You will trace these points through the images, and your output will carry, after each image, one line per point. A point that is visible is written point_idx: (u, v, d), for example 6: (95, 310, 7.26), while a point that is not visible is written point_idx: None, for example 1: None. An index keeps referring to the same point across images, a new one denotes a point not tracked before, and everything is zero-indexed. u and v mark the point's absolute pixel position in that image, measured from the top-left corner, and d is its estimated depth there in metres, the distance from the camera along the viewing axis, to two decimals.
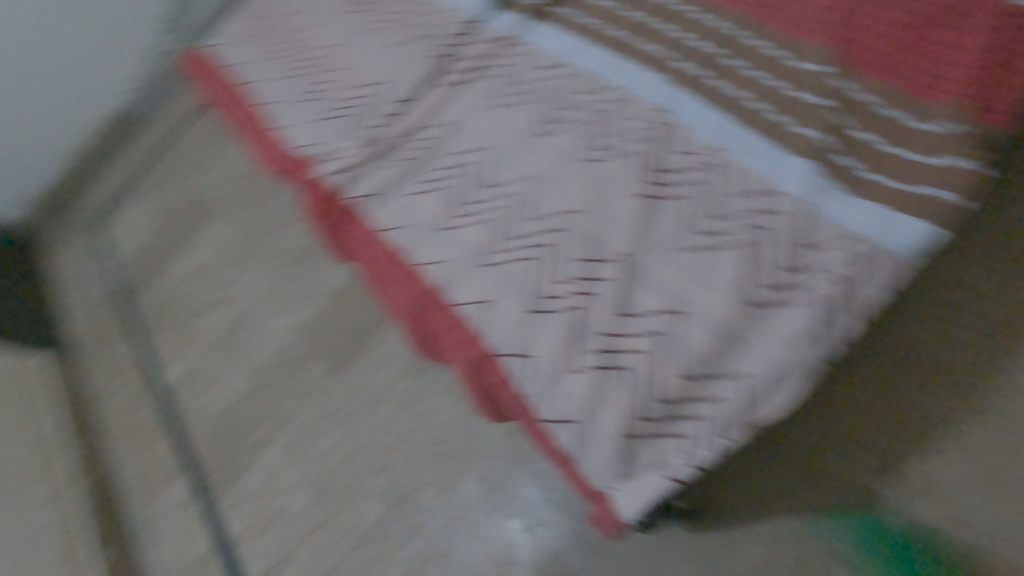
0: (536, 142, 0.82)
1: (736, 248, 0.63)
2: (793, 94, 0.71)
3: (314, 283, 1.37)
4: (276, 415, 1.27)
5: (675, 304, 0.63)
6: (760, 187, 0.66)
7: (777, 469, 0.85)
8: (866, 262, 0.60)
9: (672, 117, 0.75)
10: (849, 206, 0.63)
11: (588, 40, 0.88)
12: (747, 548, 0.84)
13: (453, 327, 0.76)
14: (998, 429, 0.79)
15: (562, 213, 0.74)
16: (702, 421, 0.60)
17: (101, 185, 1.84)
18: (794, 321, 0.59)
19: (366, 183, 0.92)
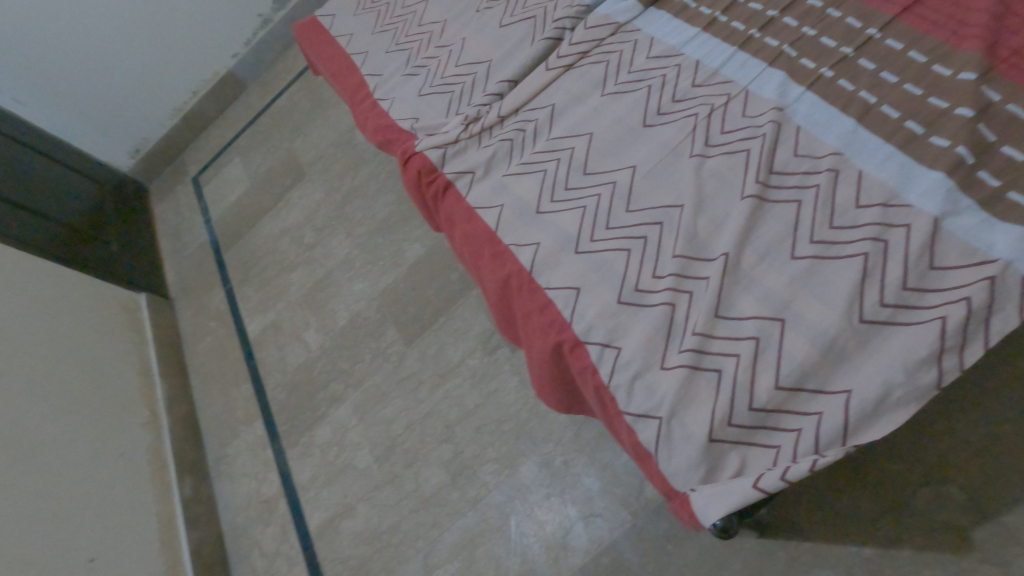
0: (642, 133, 0.81)
1: (852, 259, 0.60)
2: (931, 101, 0.65)
3: (396, 253, 1.43)
4: (348, 376, 1.33)
5: (778, 310, 0.61)
6: (884, 197, 0.62)
7: (857, 495, 0.82)
8: (1007, 286, 0.54)
9: (789, 117, 0.72)
10: (990, 227, 0.57)
11: (704, 31, 0.85)
12: (816, 573, 0.81)
13: (539, 309, 0.76)
14: None
15: (664, 207, 0.73)
16: (795, 433, 0.57)
17: (210, 143, 1.99)
18: (913, 340, 0.55)
19: (463, 160, 0.94)
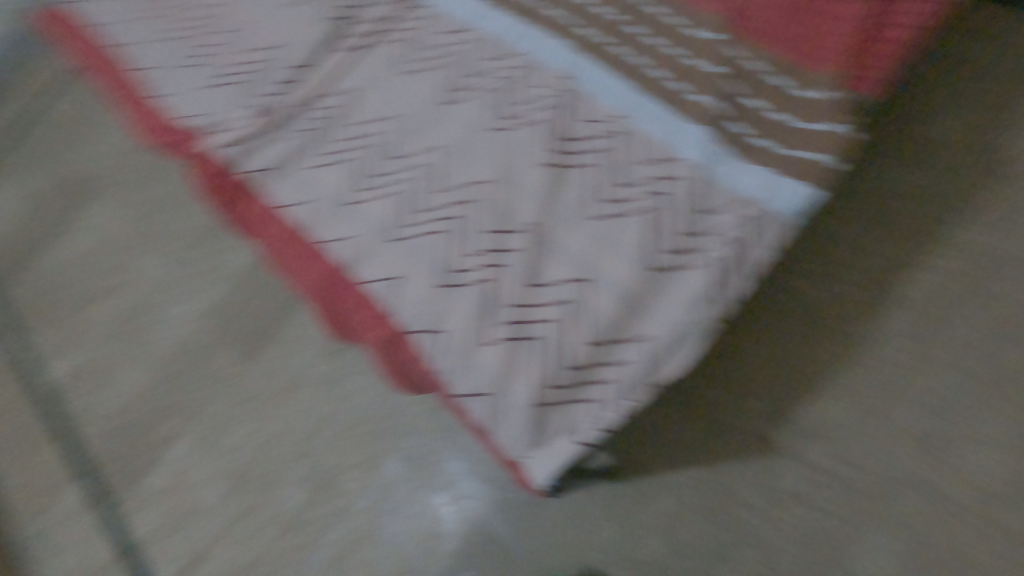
0: (443, 111, 0.79)
1: (639, 215, 0.65)
2: (689, 62, 0.71)
3: (217, 267, 1.29)
4: (178, 411, 1.19)
5: (583, 272, 0.64)
6: (660, 155, 0.67)
7: (687, 425, 0.89)
8: (756, 225, 0.63)
9: (575, 85, 0.75)
10: (742, 172, 0.65)
11: (493, 6, 0.86)
12: (662, 503, 0.87)
13: (361, 304, 0.74)
14: (871, 372, 0.86)
15: (470, 184, 0.72)
16: (609, 384, 0.61)
17: None
18: (692, 283, 0.62)
19: (261, 157, 0.86)
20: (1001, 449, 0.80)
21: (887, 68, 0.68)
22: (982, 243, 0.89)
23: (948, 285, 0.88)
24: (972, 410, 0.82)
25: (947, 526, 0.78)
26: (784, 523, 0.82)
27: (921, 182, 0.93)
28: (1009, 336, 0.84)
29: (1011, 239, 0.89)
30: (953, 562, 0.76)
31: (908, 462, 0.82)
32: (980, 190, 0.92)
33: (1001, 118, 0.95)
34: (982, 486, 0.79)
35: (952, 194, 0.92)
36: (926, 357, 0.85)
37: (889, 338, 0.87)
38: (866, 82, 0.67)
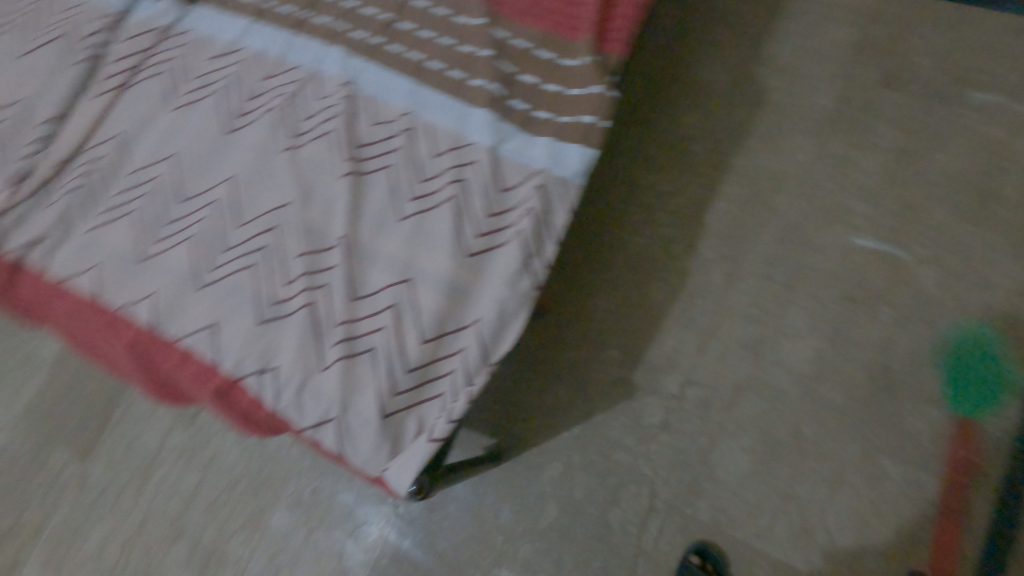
0: (230, 140, 0.75)
1: (444, 205, 0.66)
2: (462, 49, 0.73)
3: (25, 362, 1.12)
4: (12, 536, 1.02)
5: (403, 272, 0.64)
6: (452, 142, 0.69)
7: (555, 390, 0.94)
8: (552, 190, 0.65)
9: (358, 89, 0.74)
10: (530, 144, 0.68)
11: (258, 22, 0.82)
12: (549, 468, 0.91)
13: (181, 364, 0.67)
14: (698, 299, 0.94)
15: (273, 210, 0.70)
16: (452, 375, 0.62)
17: None
18: (507, 258, 0.63)
19: (27, 229, 0.75)
20: (813, 337, 0.90)
21: (633, 26, 0.71)
22: (761, 162, 0.99)
23: (741, 205, 0.97)
24: (783, 309, 0.92)
25: (785, 415, 0.88)
26: (656, 453, 0.89)
27: (698, 121, 1.02)
28: (800, 237, 0.94)
29: (783, 152, 0.99)
30: (797, 444, 0.86)
31: (743, 369, 0.90)
32: (754, 113, 1.01)
33: (751, 49, 1.04)
34: (804, 372, 0.89)
35: (732, 123, 1.01)
36: (737, 273, 0.95)
37: (705, 264, 0.96)
38: (611, 43, 0.70)
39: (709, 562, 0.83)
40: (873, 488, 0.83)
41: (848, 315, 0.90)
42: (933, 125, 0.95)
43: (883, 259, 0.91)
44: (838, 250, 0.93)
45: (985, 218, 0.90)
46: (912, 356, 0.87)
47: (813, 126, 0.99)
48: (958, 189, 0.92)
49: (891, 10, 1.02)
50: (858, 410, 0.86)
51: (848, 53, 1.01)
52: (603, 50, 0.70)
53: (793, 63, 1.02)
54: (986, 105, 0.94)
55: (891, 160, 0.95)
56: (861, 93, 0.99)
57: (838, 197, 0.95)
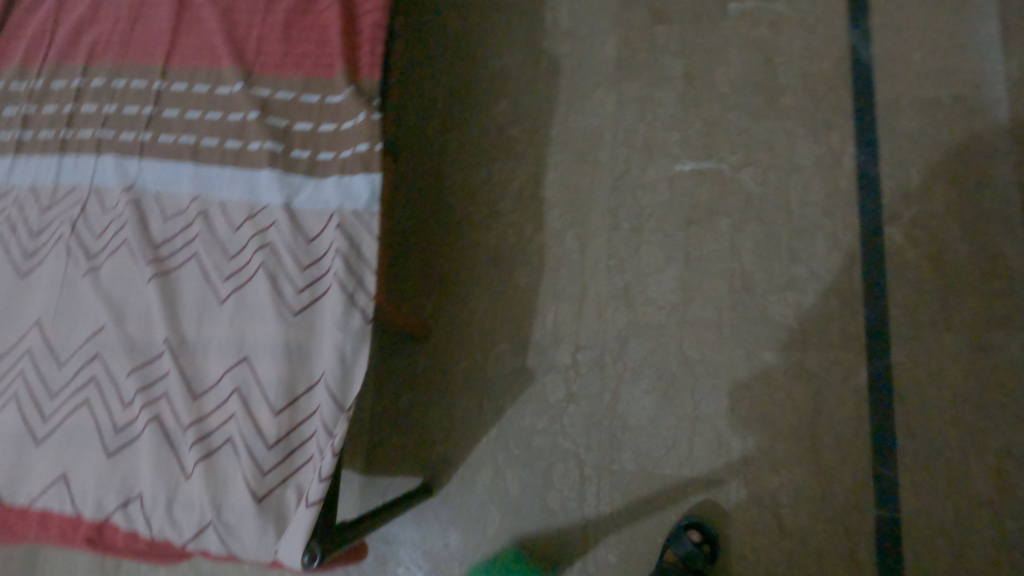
0: (27, 284, 0.71)
1: (257, 274, 0.65)
2: (231, 117, 0.72)
3: None
4: None
5: (236, 354, 0.63)
6: (247, 211, 0.68)
7: (461, 402, 0.95)
8: (354, 224, 0.65)
9: (142, 190, 0.72)
10: (322, 187, 0.68)
11: (21, 155, 0.77)
12: (479, 477, 0.92)
13: (41, 527, 0.63)
14: (561, 269, 0.97)
15: (91, 338, 0.67)
16: (316, 434, 0.61)
17: None
18: (331, 303, 0.63)
19: None
20: (671, 267, 0.95)
21: (381, 45, 0.71)
22: (575, 125, 1.03)
23: (571, 170, 1.01)
24: (638, 251, 0.96)
25: (670, 346, 0.92)
26: (570, 425, 0.92)
27: (507, 106, 1.05)
28: (631, 181, 0.99)
29: (590, 110, 1.03)
30: (688, 369, 0.91)
31: (621, 318, 0.94)
32: (554, 83, 1.05)
33: (532, 25, 1.08)
34: (673, 301, 0.94)
35: (538, 98, 1.05)
36: (588, 234, 0.98)
37: (557, 236, 0.99)
38: (364, 68, 0.71)
39: (706, 538, 0.83)
40: (764, 382, 0.89)
41: (693, 237, 0.96)
42: (707, 44, 1.02)
43: (706, 175, 0.97)
44: (667, 182, 0.98)
45: (776, 111, 0.98)
46: (758, 253, 0.93)
47: (609, 78, 1.04)
48: (747, 92, 0.99)
49: None
50: (730, 318, 0.92)
51: (616, 3, 1.06)
52: (358, 76, 0.70)
53: (572, 27, 1.07)
54: (745, 12, 1.02)
55: (683, 87, 1.01)
56: (639, 36, 1.04)
57: (651, 134, 1.00)
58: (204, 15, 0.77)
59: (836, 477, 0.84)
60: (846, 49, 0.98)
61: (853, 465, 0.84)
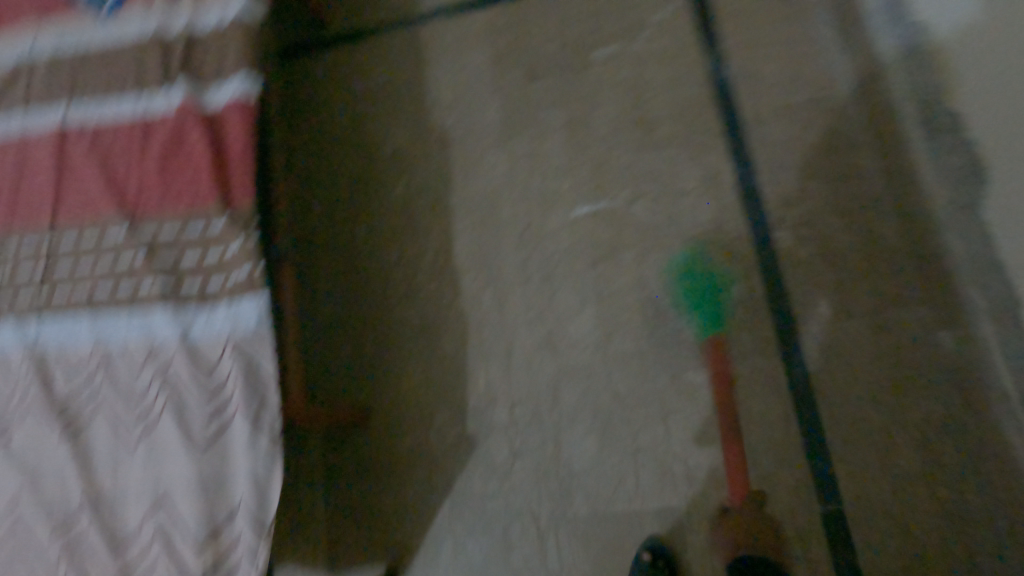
0: None
1: (163, 415, 0.66)
2: (118, 261, 0.73)
3: None
4: None
5: (152, 498, 0.64)
6: (146, 353, 0.69)
7: (411, 480, 0.96)
8: (249, 348, 0.67)
9: (44, 349, 0.73)
10: (215, 316, 0.69)
11: None
12: (440, 552, 0.94)
13: None
14: (484, 330, 1.00)
15: (11, 509, 0.67)
16: (242, 563, 0.63)
17: None
18: (237, 430, 0.65)
19: None
20: (586, 308, 0.98)
21: (251, 171, 0.74)
22: (473, 190, 1.07)
23: (477, 233, 1.05)
24: (553, 299, 1.00)
25: (600, 384, 0.95)
26: (519, 481, 0.93)
27: (406, 184, 1.09)
28: (534, 233, 1.03)
29: (485, 174, 1.08)
30: (621, 403, 0.93)
31: (549, 367, 0.97)
32: (447, 155, 1.10)
33: (418, 105, 1.13)
34: (595, 340, 0.97)
35: (434, 172, 1.09)
36: (504, 291, 1.02)
37: (474, 299, 1.02)
38: (237, 193, 0.73)
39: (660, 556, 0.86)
40: (693, 402, 0.92)
41: (601, 275, 0.99)
42: (581, 91, 1.08)
43: (603, 214, 1.02)
44: (568, 227, 1.02)
45: (655, 142, 1.03)
46: (664, 278, 0.97)
47: (497, 140, 1.09)
48: (625, 129, 1.04)
49: (505, 18, 1.14)
50: (650, 346, 0.95)
51: (491, 69, 1.12)
52: (231, 202, 0.73)
53: (455, 99, 1.12)
54: (609, 55, 1.08)
55: (567, 135, 1.06)
56: (517, 95, 1.10)
57: (545, 184, 1.05)
58: (82, 166, 0.79)
59: (776, 481, 0.87)
60: (707, 73, 1.04)
61: (790, 466, 0.87)
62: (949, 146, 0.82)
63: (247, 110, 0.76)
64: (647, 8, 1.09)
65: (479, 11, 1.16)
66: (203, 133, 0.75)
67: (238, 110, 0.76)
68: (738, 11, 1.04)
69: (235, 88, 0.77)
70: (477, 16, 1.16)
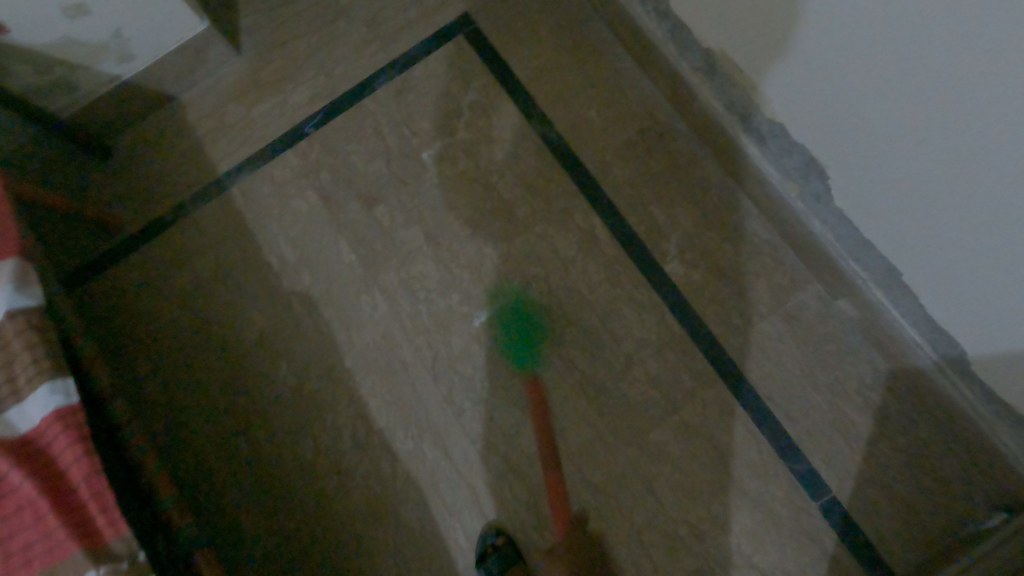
0: None
1: None
2: None
3: None
4: None
5: None
6: None
7: None
8: None
9: None
10: None
11: None
12: None
13: None
14: (440, 482, 0.93)
15: None
16: None
17: None
18: None
19: None
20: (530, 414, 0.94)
21: (106, 494, 0.60)
22: (363, 343, 0.98)
23: (387, 386, 0.96)
24: (494, 419, 0.94)
25: (575, 483, 0.92)
26: None
27: (288, 365, 0.97)
28: (446, 361, 0.97)
29: (367, 321, 0.99)
30: (603, 492, 0.91)
31: (521, 489, 0.92)
32: (320, 318, 0.99)
33: (262, 276, 1.01)
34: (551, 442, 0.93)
35: (313, 341, 0.98)
36: (442, 433, 0.94)
37: (416, 455, 0.94)
38: (103, 530, 0.59)
39: None
40: (667, 459, 0.91)
41: (529, 375, 0.95)
42: (427, 199, 1.02)
43: (503, 314, 0.98)
44: (476, 341, 0.97)
45: (520, 223, 1.00)
46: (588, 352, 0.95)
47: (364, 281, 1.00)
48: (487, 222, 1.01)
49: (316, 153, 1.05)
50: (605, 423, 0.93)
51: (325, 210, 1.03)
52: (100, 542, 0.59)
53: (300, 256, 1.02)
54: (439, 155, 1.04)
55: (433, 249, 1.00)
56: (364, 227, 1.02)
57: (435, 307, 0.99)
58: None
59: (768, 497, 0.89)
60: (537, 139, 1.03)
61: (773, 478, 0.89)
62: (780, 151, 0.85)
63: (73, 422, 0.63)
64: (454, 95, 1.06)
65: (285, 155, 1.06)
66: (23, 470, 0.60)
67: (57, 429, 0.62)
68: (540, 72, 1.05)
69: (44, 399, 0.63)
70: (285, 161, 1.05)
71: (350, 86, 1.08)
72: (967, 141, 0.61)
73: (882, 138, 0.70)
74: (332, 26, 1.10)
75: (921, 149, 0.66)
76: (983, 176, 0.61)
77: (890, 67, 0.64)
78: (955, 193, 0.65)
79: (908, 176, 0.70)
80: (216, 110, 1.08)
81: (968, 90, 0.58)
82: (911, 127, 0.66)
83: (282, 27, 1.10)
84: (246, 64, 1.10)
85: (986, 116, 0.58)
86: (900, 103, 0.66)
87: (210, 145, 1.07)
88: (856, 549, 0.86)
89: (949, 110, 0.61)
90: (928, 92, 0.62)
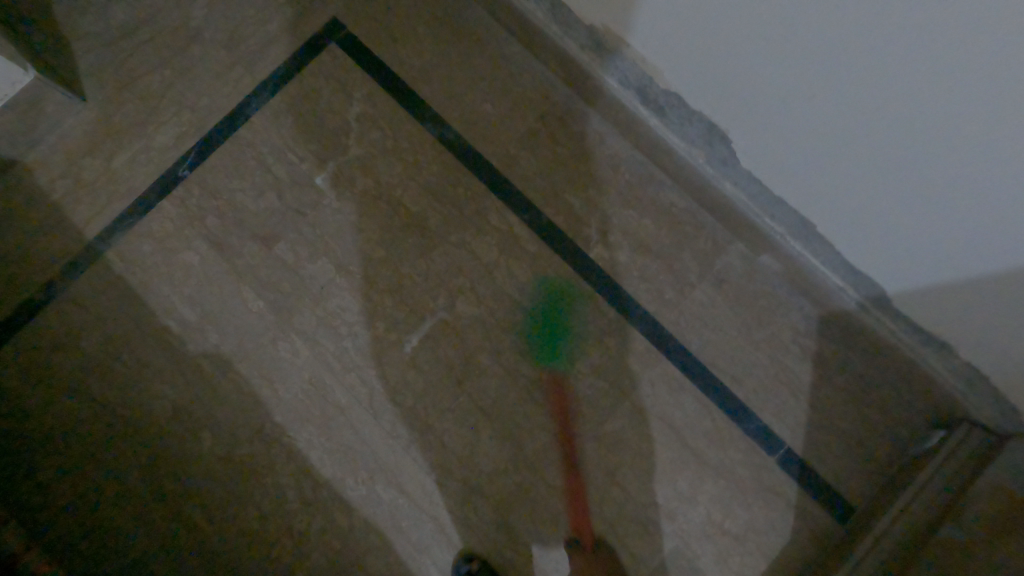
0: None
1: None
2: None
3: None
4: None
5: None
6: None
7: None
8: None
9: None
10: None
11: None
12: None
13: None
14: (402, 521, 0.88)
15: None
16: None
17: None
18: None
19: None
20: (481, 431, 0.90)
21: None
22: (290, 392, 0.91)
23: (325, 434, 0.90)
24: (445, 444, 0.90)
25: (540, 491, 0.89)
26: None
27: (211, 434, 0.89)
28: (383, 394, 0.91)
29: (290, 368, 0.91)
30: (569, 494, 0.89)
31: (486, 509, 0.88)
32: (236, 377, 0.91)
33: (162, 342, 0.91)
34: (509, 455, 0.90)
35: (235, 403, 0.90)
36: (394, 470, 0.89)
37: (370, 499, 0.88)
38: None
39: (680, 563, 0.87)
40: (626, 446, 0.90)
41: (474, 391, 0.91)
42: (330, 226, 0.95)
43: (435, 333, 0.92)
44: (412, 366, 0.92)
45: (434, 234, 0.95)
46: (528, 355, 0.92)
47: (279, 327, 0.92)
48: (399, 240, 0.94)
49: (197, 197, 0.95)
50: (559, 424, 0.90)
51: (219, 257, 0.94)
52: None
53: (201, 312, 0.92)
54: (334, 176, 0.96)
55: (347, 279, 0.93)
56: (266, 269, 0.93)
57: (360, 340, 0.92)
58: None
59: (728, 462, 0.90)
60: (436, 143, 0.97)
61: (730, 442, 0.90)
62: (680, 120, 0.83)
63: None
64: (338, 109, 0.97)
65: (162, 205, 0.95)
66: None
67: None
68: (426, 72, 0.99)
69: None
70: (162, 212, 0.95)
71: (220, 116, 0.97)
72: (867, 93, 0.59)
73: (778, 99, 0.69)
74: (186, 52, 0.99)
75: (818, 105, 0.65)
76: (884, 126, 0.60)
77: (775, 28, 0.62)
78: (859, 144, 0.65)
79: (808, 134, 0.69)
80: (69, 167, 0.95)
81: (853, 40, 0.56)
82: (805, 85, 0.64)
83: (127, 62, 0.98)
84: (94, 110, 0.97)
85: (874, 61, 0.56)
86: (789, 64, 0.64)
87: (70, 207, 0.95)
88: (816, 495, 0.88)
89: (840, 66, 0.59)
90: (817, 51, 0.60)
